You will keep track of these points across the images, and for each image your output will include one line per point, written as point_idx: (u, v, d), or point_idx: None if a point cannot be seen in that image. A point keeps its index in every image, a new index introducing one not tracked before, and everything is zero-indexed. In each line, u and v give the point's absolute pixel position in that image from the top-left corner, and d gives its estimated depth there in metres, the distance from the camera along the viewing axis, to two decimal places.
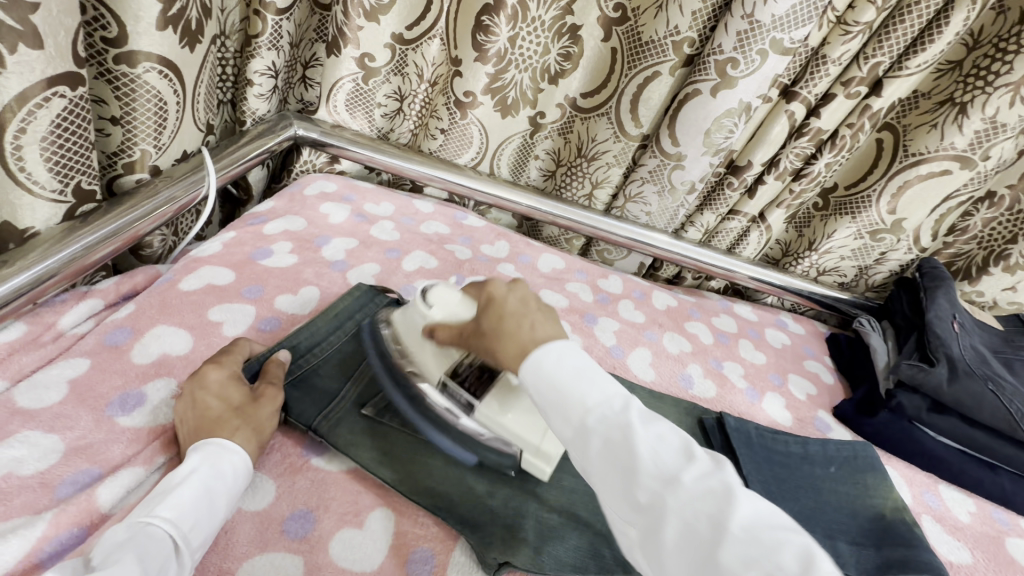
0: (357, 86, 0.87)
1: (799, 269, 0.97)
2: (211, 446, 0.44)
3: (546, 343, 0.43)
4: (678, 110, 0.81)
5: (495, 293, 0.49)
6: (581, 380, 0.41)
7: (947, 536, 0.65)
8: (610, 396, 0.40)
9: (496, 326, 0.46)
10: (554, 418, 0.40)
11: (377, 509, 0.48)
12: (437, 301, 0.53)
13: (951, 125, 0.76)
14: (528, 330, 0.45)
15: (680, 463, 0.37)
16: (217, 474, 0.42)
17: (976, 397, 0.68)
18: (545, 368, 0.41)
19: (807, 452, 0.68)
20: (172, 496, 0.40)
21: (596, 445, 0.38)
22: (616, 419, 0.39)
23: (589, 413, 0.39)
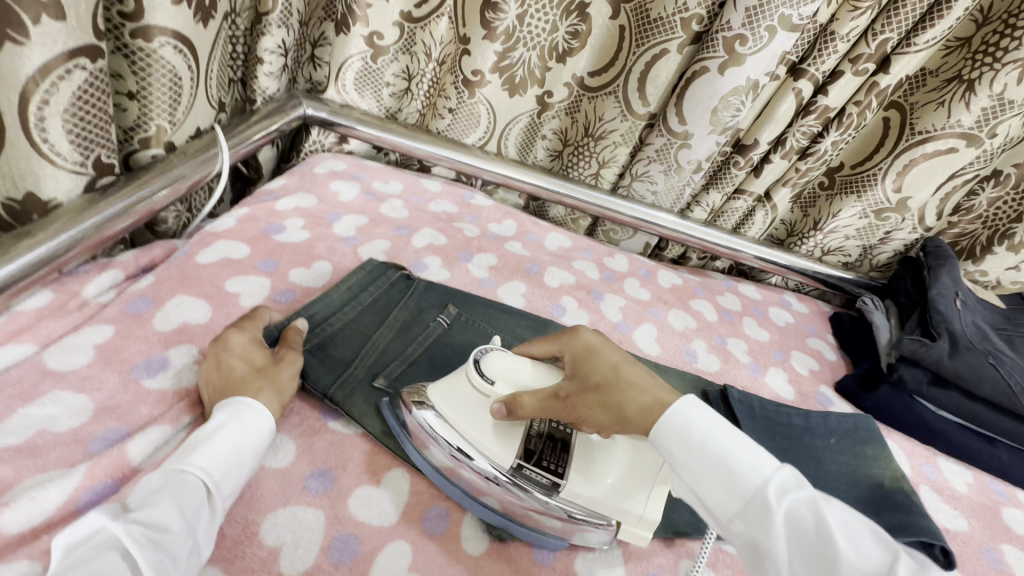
0: (366, 65, 0.88)
1: (804, 248, 0.98)
2: (238, 402, 0.45)
3: (683, 402, 0.45)
4: (685, 88, 0.81)
5: (581, 347, 0.52)
6: (744, 449, 0.42)
7: (944, 505, 0.67)
8: (785, 471, 0.41)
9: (613, 378, 0.48)
10: (714, 483, 0.41)
11: (393, 469, 0.50)
12: (497, 373, 0.50)
13: (958, 102, 0.76)
14: (639, 389, 0.47)
15: (877, 552, 0.37)
16: (244, 428, 0.44)
17: (976, 371, 0.70)
18: (699, 431, 0.43)
19: (808, 423, 0.70)
20: (202, 447, 0.42)
21: (777, 518, 0.38)
22: (793, 492, 0.39)
23: (764, 481, 0.40)
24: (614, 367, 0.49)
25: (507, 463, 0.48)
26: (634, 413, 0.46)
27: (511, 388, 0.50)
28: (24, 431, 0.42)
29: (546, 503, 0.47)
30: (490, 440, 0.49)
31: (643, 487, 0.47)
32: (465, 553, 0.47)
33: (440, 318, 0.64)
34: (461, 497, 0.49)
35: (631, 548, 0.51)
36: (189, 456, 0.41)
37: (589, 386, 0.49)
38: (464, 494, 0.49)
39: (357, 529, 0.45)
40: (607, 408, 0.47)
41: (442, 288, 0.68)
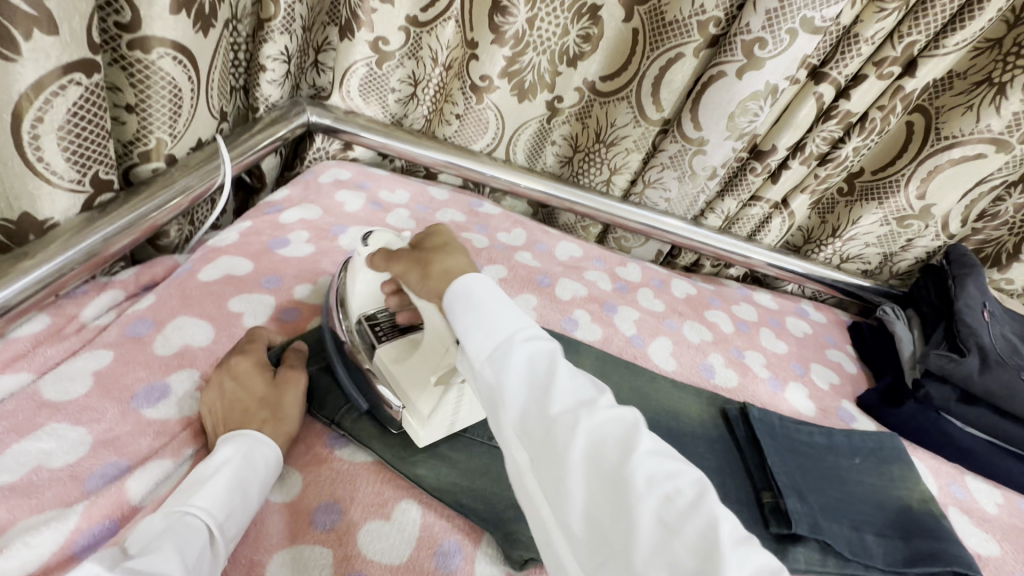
0: (370, 71, 0.85)
1: (821, 256, 0.95)
2: (243, 436, 0.44)
3: (483, 275, 0.45)
4: (701, 93, 0.78)
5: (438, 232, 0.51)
6: (510, 308, 0.42)
7: (975, 528, 0.64)
8: (537, 327, 0.42)
9: (437, 248, 0.48)
10: (474, 337, 0.40)
11: (402, 501, 0.48)
12: (376, 240, 0.54)
13: (987, 106, 0.73)
14: (452, 259, 0.46)
15: (591, 392, 0.39)
16: (250, 464, 0.42)
17: (1008, 388, 0.67)
18: (473, 293, 0.42)
19: (831, 443, 0.67)
20: (206, 486, 0.40)
21: (517, 363, 0.39)
22: (538, 343, 0.41)
23: (517, 332, 0.41)
24: (456, 246, 0.49)
25: (352, 315, 0.53)
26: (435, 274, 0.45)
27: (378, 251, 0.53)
28: (18, 468, 0.40)
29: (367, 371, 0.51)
30: (358, 297, 0.54)
31: (427, 377, 0.48)
32: None
33: None
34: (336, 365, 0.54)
35: None
36: (191, 496, 0.39)
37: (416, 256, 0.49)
38: (337, 362, 0.54)
39: (368, 567, 0.43)
40: (416, 269, 0.47)
41: None
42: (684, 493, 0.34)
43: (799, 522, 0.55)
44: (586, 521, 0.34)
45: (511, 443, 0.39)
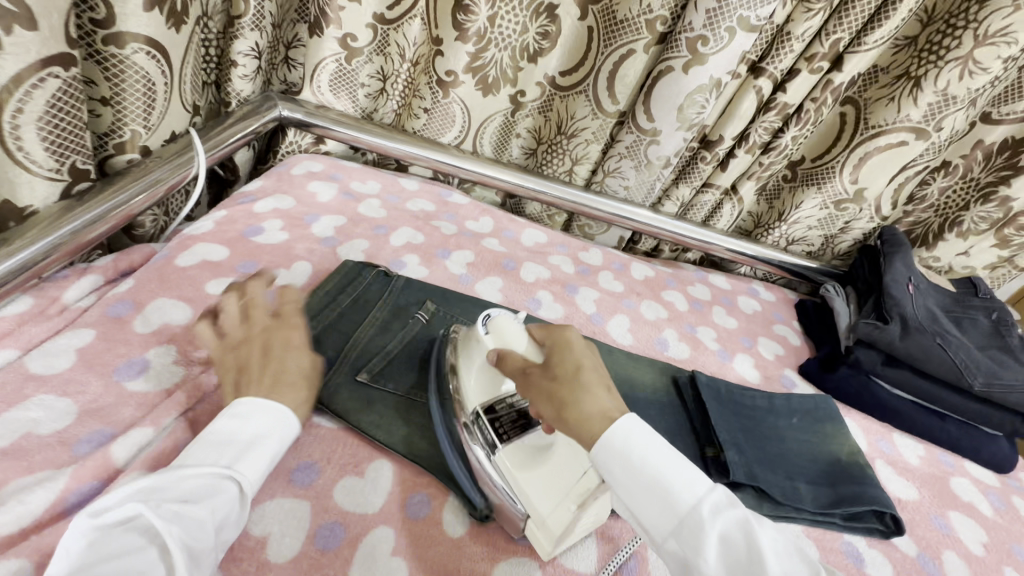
0: (340, 67, 0.89)
1: (770, 239, 1.02)
2: (290, 413, 0.46)
3: (642, 420, 0.44)
4: (652, 86, 0.84)
5: (563, 341, 0.51)
6: (683, 469, 0.42)
7: (898, 477, 0.71)
8: (715, 488, 0.41)
9: (573, 377, 0.47)
10: (657, 506, 0.40)
11: (375, 461, 0.52)
12: (499, 331, 0.55)
13: (907, 98, 0.80)
14: (590, 395, 0.46)
15: (805, 573, 0.37)
16: (285, 440, 0.45)
17: (925, 351, 0.74)
18: (634, 449, 0.42)
19: (772, 405, 0.73)
20: (250, 454, 0.42)
21: (709, 538, 0.38)
22: (727, 513, 0.40)
23: (699, 501, 0.40)
24: (590, 372, 0.49)
25: (470, 407, 0.54)
26: (580, 415, 0.45)
27: (501, 346, 0.54)
28: (9, 435, 0.43)
29: (488, 466, 0.51)
30: (473, 388, 0.56)
31: (563, 497, 0.49)
32: (448, 535, 0.49)
33: (419, 315, 0.68)
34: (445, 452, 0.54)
35: (602, 525, 0.55)
36: (236, 457, 0.41)
37: (550, 374, 0.49)
38: (452, 457, 0.53)
39: (341, 516, 0.48)
40: (551, 399, 0.47)
41: (422, 290, 0.72)
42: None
43: (737, 470, 0.61)
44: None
45: None
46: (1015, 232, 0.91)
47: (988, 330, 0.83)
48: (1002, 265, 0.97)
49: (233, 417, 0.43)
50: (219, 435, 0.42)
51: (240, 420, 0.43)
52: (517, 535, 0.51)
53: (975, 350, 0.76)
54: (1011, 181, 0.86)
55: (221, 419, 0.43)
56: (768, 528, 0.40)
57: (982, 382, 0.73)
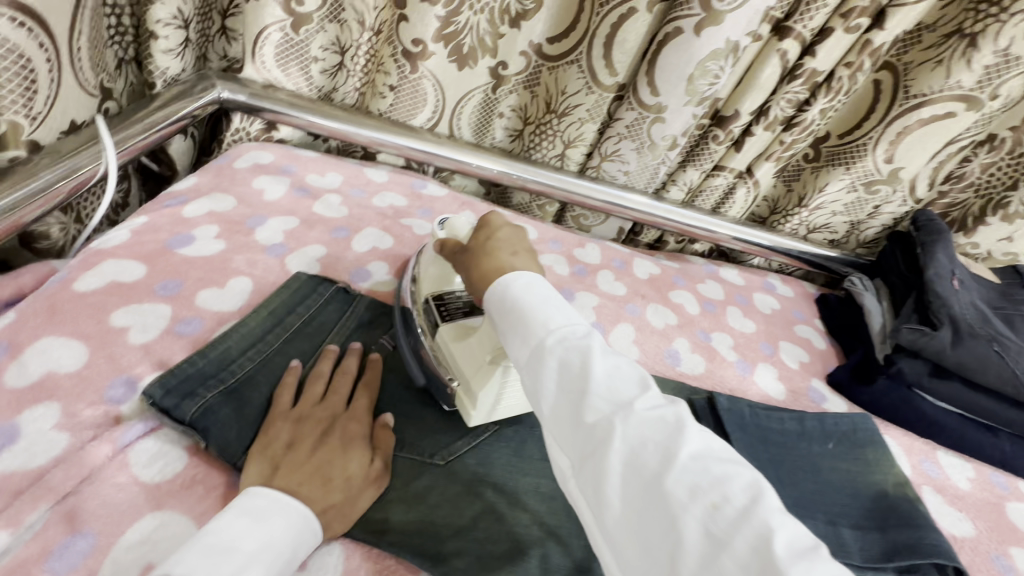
0: (286, 36, 0.75)
1: (788, 227, 0.90)
2: (308, 518, 0.38)
3: (524, 270, 0.45)
4: (657, 53, 0.71)
5: (492, 223, 0.52)
6: (547, 305, 0.41)
7: (949, 508, 0.62)
8: (574, 321, 0.40)
9: (483, 245, 0.49)
10: (514, 336, 0.40)
11: (323, 544, 0.41)
12: (450, 225, 0.56)
13: (958, 61, 0.68)
14: (505, 257, 0.47)
15: (634, 392, 0.37)
16: (294, 555, 0.37)
17: (980, 359, 0.64)
18: (508, 291, 0.42)
19: (804, 428, 0.63)
20: (248, 571, 0.33)
21: (550, 362, 0.38)
22: (574, 340, 0.39)
23: (550, 332, 0.39)
24: (505, 245, 0.50)
25: (422, 295, 0.55)
26: (484, 269, 0.47)
27: (448, 235, 0.55)
28: None
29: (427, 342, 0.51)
30: (426, 279, 0.56)
31: (483, 356, 0.47)
32: None
33: (384, 341, 0.56)
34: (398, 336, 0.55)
35: None
36: (234, 574, 0.33)
37: (471, 249, 0.51)
38: (404, 341, 0.54)
39: None
40: (470, 269, 0.49)
41: (388, 307, 0.59)
42: (733, 499, 0.32)
43: None
44: (624, 532, 0.32)
45: (556, 448, 0.38)
46: None
47: None
48: None
49: (242, 515, 0.36)
50: (220, 540, 0.34)
51: (249, 521, 0.36)
52: None
53: None
54: None
55: (227, 516, 0.36)
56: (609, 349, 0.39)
57: None
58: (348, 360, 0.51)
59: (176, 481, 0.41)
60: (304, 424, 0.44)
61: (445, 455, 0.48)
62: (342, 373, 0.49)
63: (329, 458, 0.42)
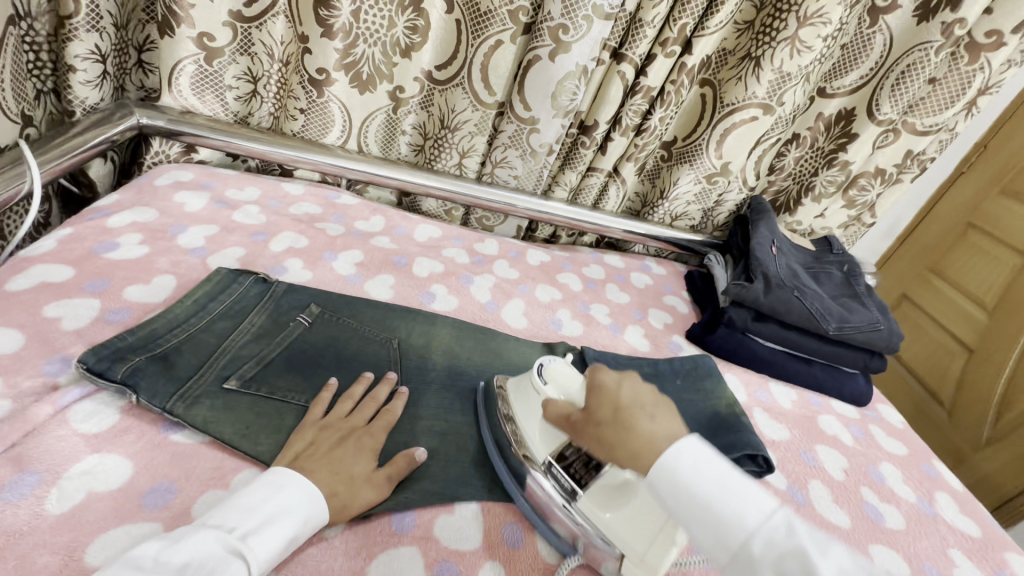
0: (200, 68, 0.84)
1: (656, 217, 1.07)
2: (316, 495, 0.46)
3: (681, 442, 0.43)
4: (524, 76, 0.87)
5: (603, 382, 0.52)
6: (728, 494, 0.39)
7: (772, 422, 0.78)
8: (770, 514, 0.38)
9: (613, 418, 0.48)
10: (710, 537, 0.39)
11: (242, 469, 0.50)
12: (553, 375, 0.58)
13: (751, 77, 0.88)
14: (646, 424, 0.46)
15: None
16: (313, 516, 0.45)
17: (786, 304, 0.81)
18: (682, 480, 0.41)
19: (657, 370, 0.77)
20: (271, 527, 0.42)
21: (764, 573, 0.36)
22: (782, 541, 0.37)
23: (752, 535, 0.37)
24: (635, 406, 0.48)
25: (540, 458, 0.54)
26: (634, 440, 0.45)
27: (558, 391, 0.57)
28: None
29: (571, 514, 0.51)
30: (538, 441, 0.55)
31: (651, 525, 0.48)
32: (320, 536, 0.48)
33: (300, 318, 0.64)
34: (515, 495, 0.55)
35: (492, 507, 0.55)
36: (257, 526, 0.42)
37: (601, 421, 0.50)
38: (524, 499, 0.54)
39: None
40: (612, 447, 0.47)
41: (303, 291, 0.68)
42: None
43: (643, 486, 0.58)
44: None
45: None
46: (858, 193, 1.02)
47: (841, 281, 0.93)
48: (853, 223, 1.09)
49: (265, 485, 0.44)
50: (246, 501, 0.43)
51: (270, 490, 0.44)
52: (397, 526, 0.51)
53: (827, 299, 0.85)
54: (847, 147, 0.97)
55: (254, 484, 0.44)
56: (817, 538, 0.37)
57: (835, 325, 0.82)
58: (379, 387, 0.58)
59: (112, 431, 0.49)
60: (327, 430, 0.52)
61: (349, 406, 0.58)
62: (371, 397, 0.57)
63: (340, 456, 0.50)
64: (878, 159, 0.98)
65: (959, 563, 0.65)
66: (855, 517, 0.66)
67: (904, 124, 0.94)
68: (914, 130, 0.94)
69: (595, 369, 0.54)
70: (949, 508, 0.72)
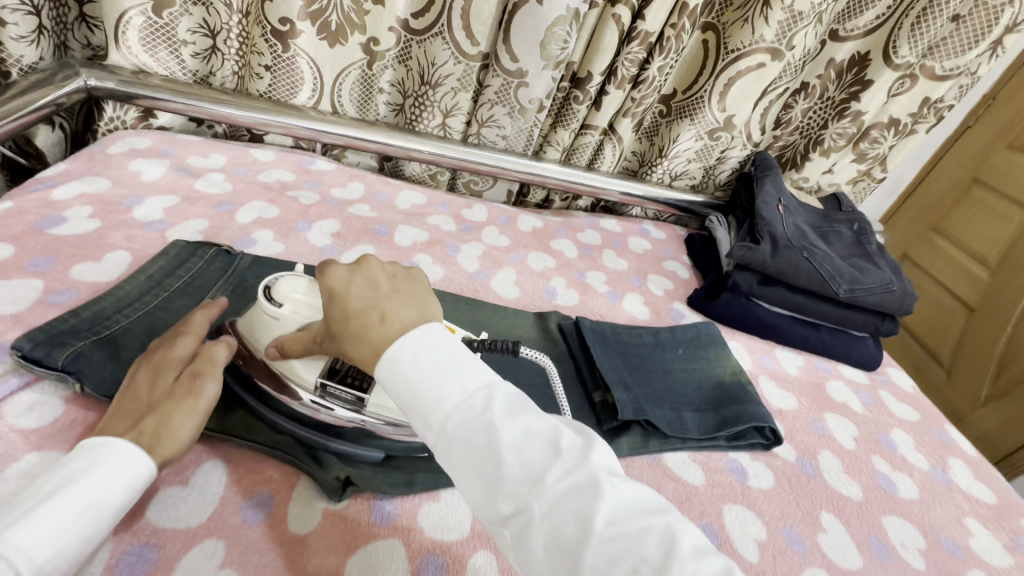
0: (150, 20, 0.76)
1: (655, 176, 1.01)
2: (121, 450, 0.38)
3: (409, 332, 0.39)
4: (510, 22, 0.80)
5: (334, 286, 0.42)
6: (441, 379, 0.37)
7: (778, 389, 0.74)
8: (471, 393, 0.37)
9: (342, 326, 0.41)
10: (414, 421, 0.37)
11: (205, 464, 0.46)
12: (282, 295, 0.49)
13: (759, 18, 0.81)
14: (380, 325, 0.39)
15: (546, 462, 0.34)
16: (122, 480, 0.37)
17: (794, 266, 0.77)
18: (399, 367, 0.38)
19: (658, 339, 0.72)
20: (47, 504, 0.34)
21: (457, 449, 0.35)
22: (475, 418, 0.36)
23: (450, 417, 0.36)
24: (364, 308, 0.41)
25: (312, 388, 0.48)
26: (364, 346, 0.40)
27: (296, 309, 0.49)
28: None
29: (336, 413, 0.48)
30: (295, 373, 0.48)
31: None
32: (292, 533, 0.44)
33: None
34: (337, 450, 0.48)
35: None
36: (25, 512, 0.33)
37: (336, 333, 0.42)
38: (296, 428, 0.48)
39: (155, 536, 0.41)
40: (348, 350, 0.41)
41: (272, 262, 0.63)
42: (648, 559, 0.31)
43: (625, 408, 0.58)
44: None
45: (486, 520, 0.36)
46: (870, 145, 0.95)
47: (850, 240, 0.88)
48: (863, 179, 1.02)
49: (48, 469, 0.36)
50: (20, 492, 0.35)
51: (54, 469, 0.36)
52: (378, 517, 0.47)
53: (838, 260, 0.80)
54: (860, 96, 0.90)
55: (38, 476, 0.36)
56: (514, 407, 0.37)
57: (846, 288, 0.77)
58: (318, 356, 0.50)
59: (57, 425, 0.44)
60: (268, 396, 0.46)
61: None
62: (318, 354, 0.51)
63: None
64: (894, 108, 0.91)
65: (974, 531, 0.62)
66: (868, 487, 0.63)
67: (923, 68, 0.87)
68: (933, 75, 0.87)
69: (319, 272, 0.43)
70: (963, 474, 0.69)
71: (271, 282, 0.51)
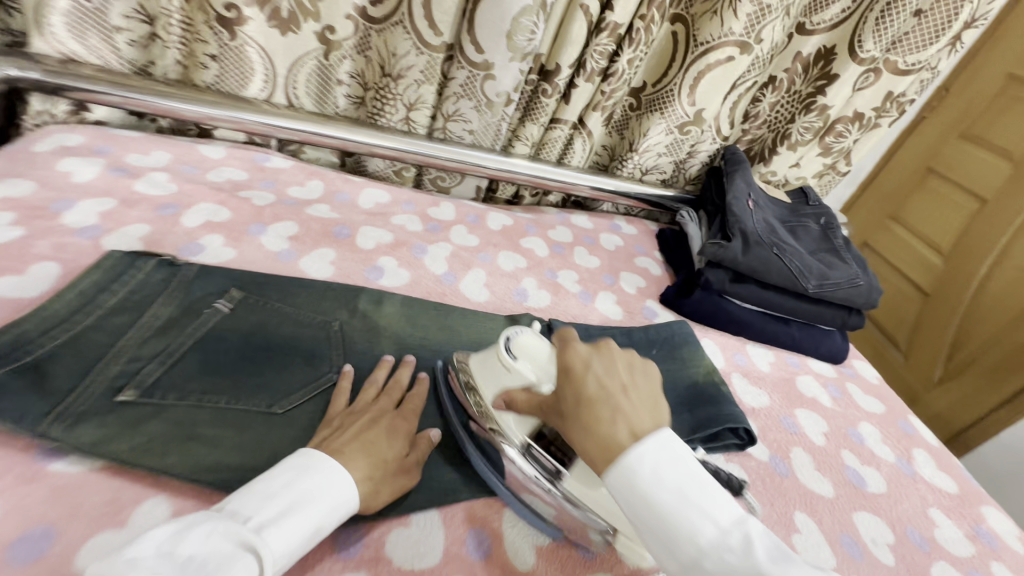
0: (76, 3, 0.69)
1: (625, 171, 0.99)
2: (345, 478, 0.42)
3: (645, 437, 0.39)
4: (474, 11, 0.76)
5: (573, 365, 0.44)
6: (687, 508, 0.36)
7: (751, 387, 0.74)
8: (725, 530, 0.36)
9: (575, 411, 0.42)
10: (655, 544, 0.37)
11: (144, 502, 0.41)
12: (524, 351, 0.53)
13: (727, 10, 0.80)
14: (614, 419, 0.40)
15: None
16: (339, 507, 0.41)
17: (764, 263, 0.76)
18: (640, 483, 0.37)
19: (631, 340, 0.71)
20: (291, 514, 0.38)
21: None
22: (736, 562, 0.35)
23: (704, 554, 0.35)
24: (603, 396, 0.41)
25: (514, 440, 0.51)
26: (593, 441, 0.40)
27: (533, 370, 0.52)
28: None
29: (520, 463, 0.50)
30: (510, 424, 0.51)
31: None
32: None
33: (218, 304, 0.55)
34: (470, 452, 0.54)
35: (450, 512, 0.50)
36: (275, 516, 0.37)
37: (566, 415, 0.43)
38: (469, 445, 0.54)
39: None
40: (575, 439, 0.42)
41: (222, 270, 0.59)
42: None
43: None
44: None
45: None
46: (836, 139, 0.96)
47: (818, 235, 0.88)
48: (828, 172, 1.03)
49: (289, 470, 0.40)
50: (267, 488, 0.39)
51: (293, 474, 0.40)
52: (344, 549, 0.44)
53: (807, 255, 0.81)
54: (826, 90, 0.90)
55: (277, 470, 0.40)
56: (774, 559, 0.35)
57: (815, 284, 0.77)
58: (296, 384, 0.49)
59: None
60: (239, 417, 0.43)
61: (283, 404, 0.50)
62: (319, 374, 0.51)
63: None
64: (858, 102, 0.92)
65: (940, 523, 0.63)
66: (838, 484, 0.63)
67: (886, 63, 0.87)
68: (895, 69, 0.88)
69: (561, 345, 0.45)
70: (927, 465, 0.71)
71: (513, 333, 0.55)
